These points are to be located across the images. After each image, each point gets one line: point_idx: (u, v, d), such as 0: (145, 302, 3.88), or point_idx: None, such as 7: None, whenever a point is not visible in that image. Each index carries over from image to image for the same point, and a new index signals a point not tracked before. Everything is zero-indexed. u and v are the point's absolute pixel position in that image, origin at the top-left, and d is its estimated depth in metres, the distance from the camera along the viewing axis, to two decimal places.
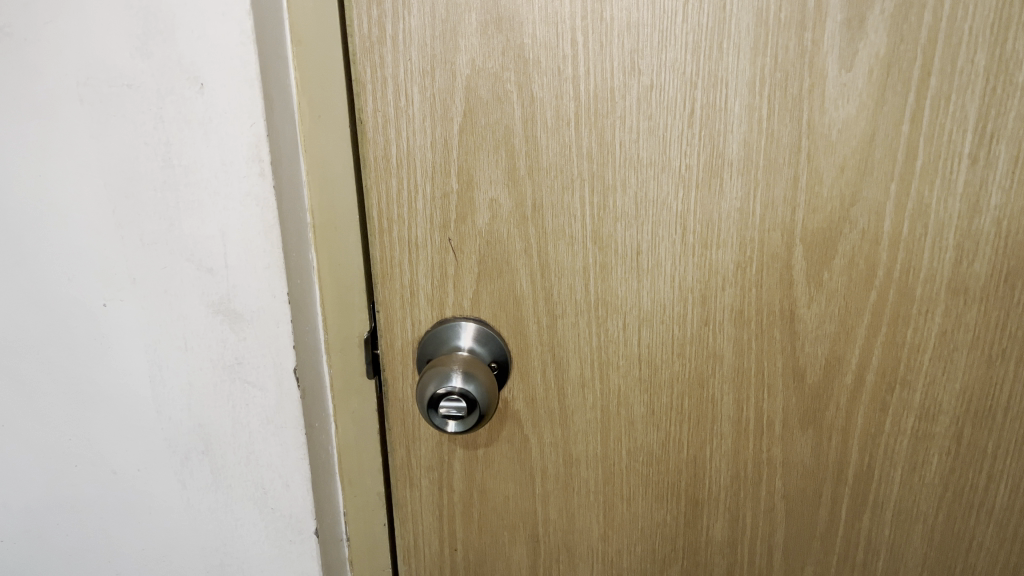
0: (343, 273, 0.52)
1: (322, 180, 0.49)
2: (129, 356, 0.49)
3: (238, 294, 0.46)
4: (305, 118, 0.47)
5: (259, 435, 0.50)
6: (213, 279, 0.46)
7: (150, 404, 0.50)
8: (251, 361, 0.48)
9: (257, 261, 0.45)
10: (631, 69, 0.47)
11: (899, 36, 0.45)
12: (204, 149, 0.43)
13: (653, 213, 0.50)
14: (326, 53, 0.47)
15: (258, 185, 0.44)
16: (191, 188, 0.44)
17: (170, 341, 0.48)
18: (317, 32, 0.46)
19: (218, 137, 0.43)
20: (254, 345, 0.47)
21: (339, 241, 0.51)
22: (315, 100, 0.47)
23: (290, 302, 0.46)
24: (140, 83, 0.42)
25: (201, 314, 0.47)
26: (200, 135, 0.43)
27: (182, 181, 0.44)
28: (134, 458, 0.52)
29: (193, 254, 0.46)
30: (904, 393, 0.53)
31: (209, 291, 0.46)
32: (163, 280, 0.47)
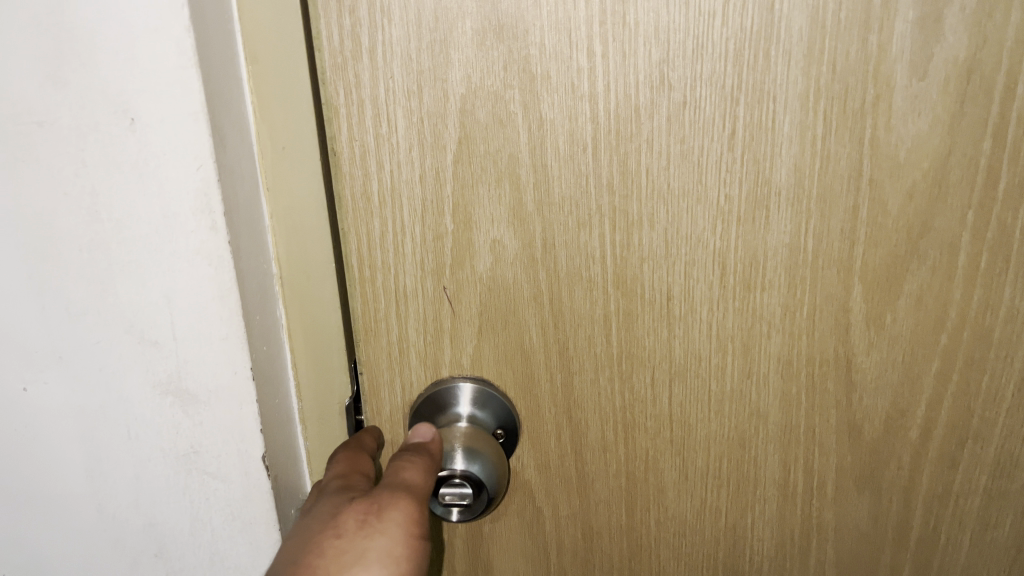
0: (318, 332, 0.43)
1: (289, 225, 0.41)
2: (61, 447, 0.40)
3: (190, 371, 0.38)
4: (266, 153, 0.39)
5: (223, 532, 0.41)
6: (158, 354, 0.37)
7: (89, 502, 0.42)
8: (210, 449, 0.39)
9: (211, 332, 0.37)
10: (660, 84, 0.39)
11: (982, 36, 0.38)
12: (139, 199, 0.34)
13: (686, 252, 0.42)
14: (289, 74, 0.38)
15: (208, 241, 0.35)
16: (125, 247, 0.35)
17: (110, 428, 0.39)
18: (276, 49, 0.38)
19: (157, 184, 0.34)
20: (212, 430, 0.39)
21: (313, 294, 0.43)
22: (277, 130, 0.39)
23: (256, 378, 0.38)
24: (55, 120, 0.34)
25: (147, 396, 0.39)
26: (133, 182, 0.34)
27: (113, 238, 0.35)
28: (72, 562, 0.43)
29: (132, 325, 0.37)
30: (977, 447, 0.46)
31: (154, 368, 0.38)
32: (98, 356, 0.38)
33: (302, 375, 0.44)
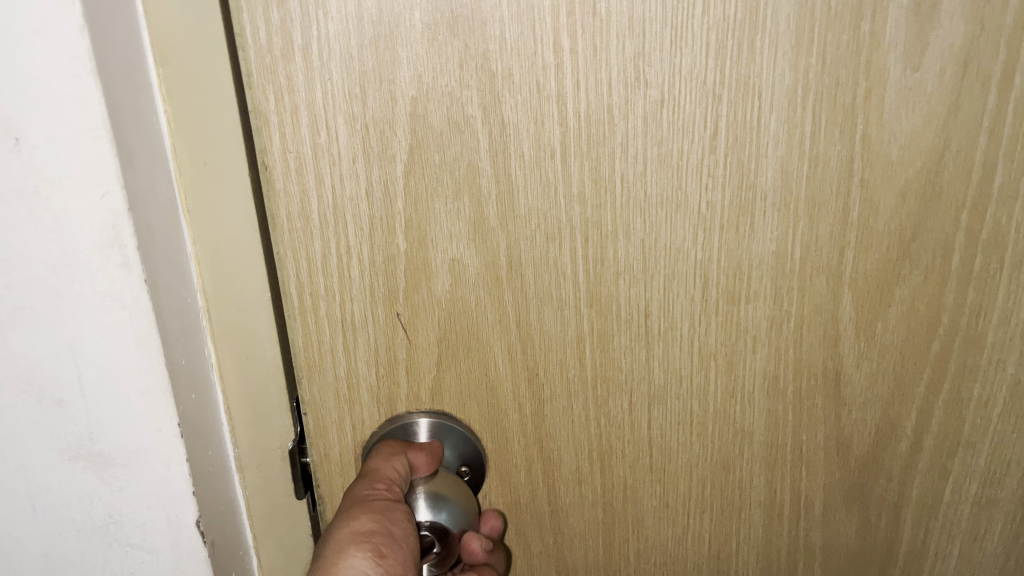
0: (252, 370, 0.37)
1: (215, 252, 0.35)
2: None
3: (105, 432, 0.31)
4: (185, 169, 0.33)
5: None
6: (63, 414, 0.31)
7: None
8: (132, 518, 0.33)
9: (128, 386, 0.31)
10: (635, 81, 0.35)
11: (980, 23, 0.35)
12: (28, 232, 0.28)
13: (665, 266, 0.38)
14: (208, 75, 0.32)
15: (119, 280, 0.29)
16: (17, 290, 0.29)
17: (9, 501, 0.33)
18: (192, 46, 0.32)
19: (52, 216, 0.28)
20: (135, 497, 0.33)
21: (245, 328, 0.37)
22: (195, 141, 0.33)
23: (183, 433, 0.32)
24: None
25: (53, 463, 0.32)
26: (22, 214, 0.28)
27: (1, 281, 0.29)
28: None
29: (29, 383, 0.30)
30: (967, 457, 0.44)
31: (59, 431, 0.31)
32: None
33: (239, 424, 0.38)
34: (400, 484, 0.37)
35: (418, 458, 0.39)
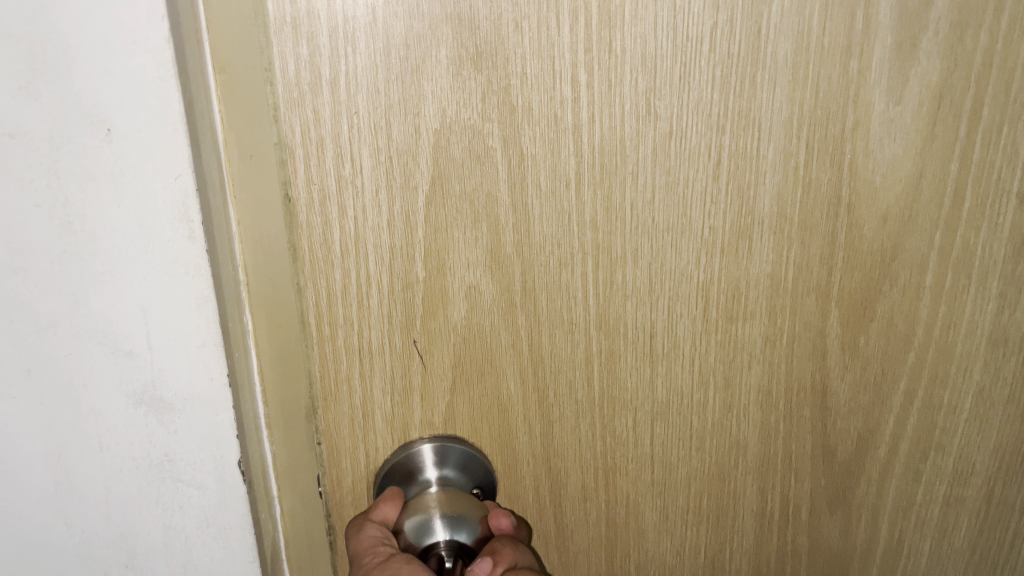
0: (291, 357, 0.38)
1: (260, 241, 0.36)
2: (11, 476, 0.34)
3: (166, 381, 0.33)
4: (233, 162, 0.34)
5: (196, 542, 0.36)
6: (132, 363, 0.32)
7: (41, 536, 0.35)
8: (186, 458, 0.34)
9: (189, 338, 0.32)
10: (646, 114, 0.37)
11: (954, 60, 0.38)
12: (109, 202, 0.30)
13: (670, 288, 0.40)
14: (253, 76, 0.33)
15: (186, 250, 0.31)
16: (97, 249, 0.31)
17: (78, 445, 0.33)
18: (240, 48, 0.33)
19: (132, 191, 0.30)
20: (190, 439, 0.34)
21: (282, 315, 0.37)
22: (242, 139, 0.34)
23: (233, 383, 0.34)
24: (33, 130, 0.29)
25: (120, 409, 0.33)
26: (108, 187, 0.30)
27: (85, 246, 0.31)
28: None
29: (105, 334, 0.32)
30: (938, 459, 0.47)
31: (127, 379, 0.33)
32: (64, 371, 0.32)
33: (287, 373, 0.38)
34: (398, 523, 0.38)
35: (385, 510, 0.39)
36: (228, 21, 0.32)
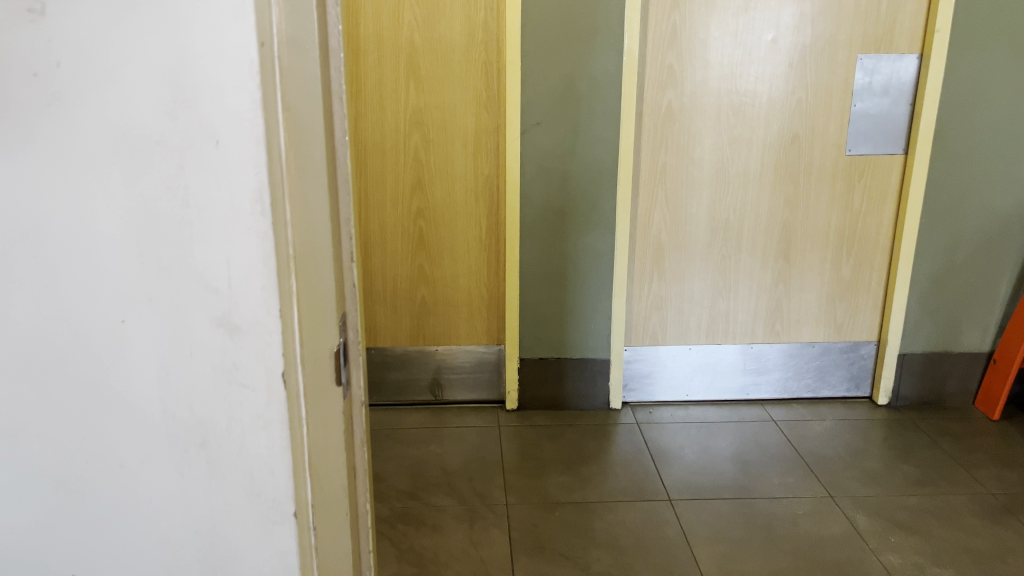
0: (318, 310, 0.47)
1: (309, 216, 0.45)
2: (185, 301, 0.43)
3: (256, 270, 0.42)
4: (302, 157, 0.44)
5: (255, 422, 0.45)
6: (256, 239, 0.41)
7: (180, 352, 0.44)
8: (264, 338, 0.43)
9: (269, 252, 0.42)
10: None
11: None
12: (246, 120, 0.39)
13: None
14: (307, 102, 0.44)
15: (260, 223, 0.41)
16: (232, 167, 0.40)
17: (205, 299, 0.43)
18: (302, 88, 0.44)
19: (250, 128, 0.39)
20: (269, 323, 0.43)
21: (317, 274, 0.46)
22: (302, 147, 0.44)
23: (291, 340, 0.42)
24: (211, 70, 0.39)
25: (238, 279, 0.42)
26: (241, 124, 0.39)
27: (212, 153, 0.40)
28: (140, 448, 0.46)
29: (234, 217, 0.41)
30: None
31: (248, 255, 0.42)
32: (194, 243, 0.41)
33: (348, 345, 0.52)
34: None
35: None
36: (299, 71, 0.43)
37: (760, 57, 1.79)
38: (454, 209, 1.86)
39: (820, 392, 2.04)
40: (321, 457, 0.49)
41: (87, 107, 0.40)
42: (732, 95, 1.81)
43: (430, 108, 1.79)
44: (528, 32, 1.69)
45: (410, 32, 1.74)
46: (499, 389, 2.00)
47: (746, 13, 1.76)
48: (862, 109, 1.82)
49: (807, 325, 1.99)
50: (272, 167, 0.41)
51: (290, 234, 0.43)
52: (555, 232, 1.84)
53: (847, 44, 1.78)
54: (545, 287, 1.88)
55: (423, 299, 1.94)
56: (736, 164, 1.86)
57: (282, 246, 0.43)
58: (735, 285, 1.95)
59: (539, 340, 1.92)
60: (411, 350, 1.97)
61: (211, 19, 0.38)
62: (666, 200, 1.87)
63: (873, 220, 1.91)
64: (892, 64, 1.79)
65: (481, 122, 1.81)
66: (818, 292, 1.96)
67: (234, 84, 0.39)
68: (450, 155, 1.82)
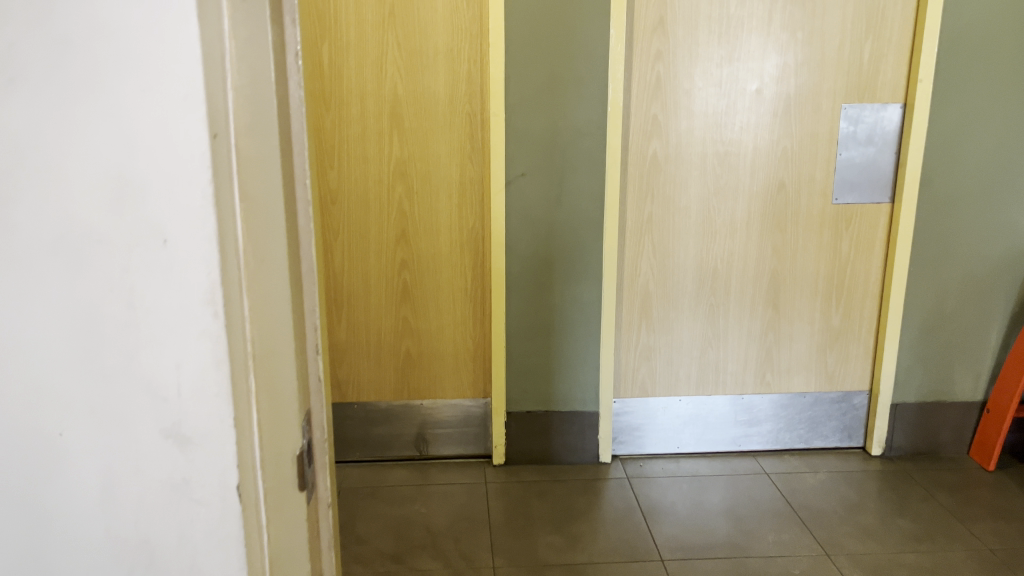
0: (280, 409, 0.44)
1: (267, 311, 0.42)
2: (132, 411, 0.40)
3: (205, 376, 0.40)
4: (256, 250, 0.41)
5: (206, 537, 0.42)
6: (209, 344, 0.39)
7: (126, 465, 0.41)
8: (216, 446, 0.41)
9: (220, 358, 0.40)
10: None
11: None
12: (197, 222, 0.38)
13: None
14: (265, 191, 0.41)
15: (213, 324, 0.39)
16: (183, 270, 0.38)
17: (152, 408, 0.40)
18: (260, 177, 0.41)
19: (202, 229, 0.38)
20: (222, 432, 0.41)
21: (277, 370, 0.43)
22: (258, 240, 0.41)
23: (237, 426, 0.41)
24: (160, 169, 0.37)
25: (190, 387, 0.40)
26: (193, 223, 0.38)
27: (161, 256, 0.38)
28: (86, 564, 0.43)
29: (184, 321, 0.39)
30: None
31: (198, 362, 0.40)
32: (142, 350, 0.39)
33: (312, 444, 0.49)
34: None
35: None
36: (258, 159, 0.40)
37: (745, 106, 1.78)
38: (438, 261, 1.84)
39: (813, 443, 2.00)
40: (283, 565, 0.46)
41: (26, 212, 0.38)
42: (717, 144, 1.80)
43: (413, 159, 1.77)
44: (511, 83, 1.68)
45: (393, 84, 1.72)
46: (486, 443, 1.95)
47: (730, 63, 1.76)
48: (848, 157, 1.81)
49: (798, 375, 1.96)
50: (226, 264, 0.39)
51: (248, 331, 0.41)
52: (540, 283, 1.81)
53: (831, 94, 1.78)
54: (532, 339, 1.84)
55: (407, 352, 1.90)
56: (722, 213, 1.84)
57: (237, 345, 0.41)
58: (724, 334, 1.93)
59: (526, 393, 1.88)
60: (395, 404, 1.93)
61: (161, 114, 0.36)
62: (653, 250, 1.85)
63: (861, 268, 1.89)
64: (876, 113, 1.79)
65: (465, 173, 1.79)
66: (808, 341, 1.94)
67: (184, 181, 0.37)
68: (434, 206, 1.80)
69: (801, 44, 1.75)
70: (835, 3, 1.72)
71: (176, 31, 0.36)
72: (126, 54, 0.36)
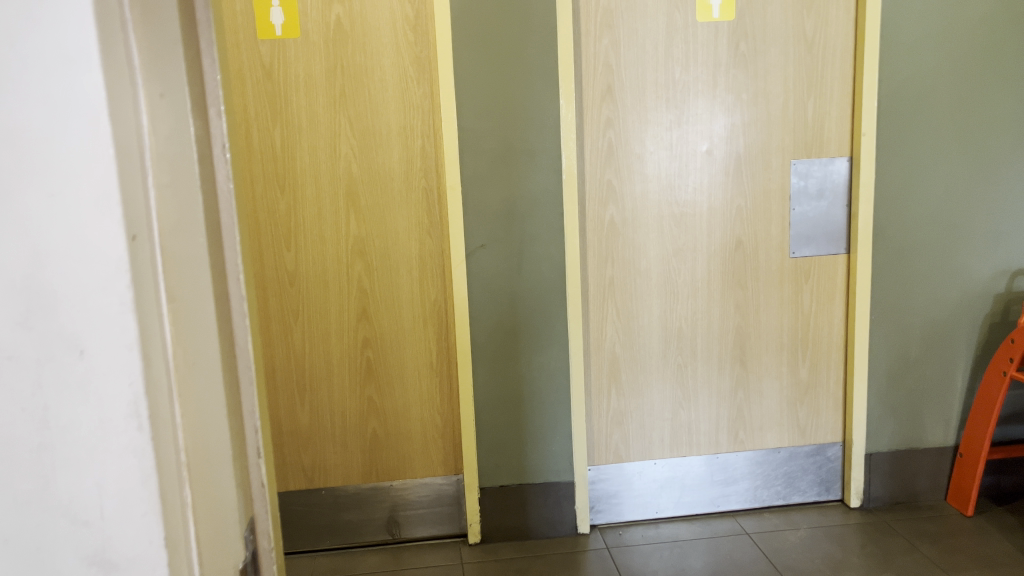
0: (219, 516, 0.44)
1: (201, 418, 0.42)
2: (50, 536, 0.38)
3: (132, 492, 0.38)
4: (186, 361, 0.41)
5: None
6: (135, 457, 0.37)
7: None
8: (146, 566, 0.39)
9: (147, 472, 0.38)
10: None
11: None
12: (116, 329, 0.36)
13: None
14: (194, 300, 0.42)
15: (138, 437, 0.37)
16: (102, 382, 0.37)
17: (73, 531, 0.38)
18: (189, 286, 0.41)
19: (120, 337, 0.36)
20: (153, 551, 0.39)
21: (214, 476, 0.44)
22: (189, 349, 0.41)
23: (167, 542, 0.39)
24: (73, 274, 0.35)
25: (114, 505, 0.38)
26: (112, 331, 0.36)
27: (79, 367, 0.36)
28: None
29: (103, 433, 0.37)
30: None
31: (122, 477, 0.37)
32: (59, 468, 0.37)
33: (256, 554, 0.49)
34: None
35: None
36: (185, 269, 0.41)
37: (696, 167, 1.81)
38: (401, 337, 1.81)
39: (792, 499, 1.98)
40: None
41: None
42: (673, 206, 1.82)
43: (371, 237, 1.76)
44: (465, 155, 1.69)
45: (347, 163, 1.72)
46: (461, 522, 1.90)
47: (679, 126, 1.79)
48: (801, 212, 1.84)
49: (771, 431, 1.95)
50: (150, 373, 0.38)
51: (179, 440, 0.40)
52: (506, 354, 1.79)
53: (779, 151, 1.82)
54: (501, 412, 1.81)
55: (374, 433, 1.85)
56: (683, 274, 1.85)
57: (166, 456, 0.39)
58: (694, 395, 1.91)
59: (499, 467, 1.83)
60: (364, 488, 1.87)
61: (73, 219, 0.35)
62: (617, 313, 1.84)
63: (824, 320, 1.90)
64: (824, 167, 1.83)
65: (424, 248, 1.78)
66: (778, 397, 1.93)
67: (101, 288, 0.36)
68: (395, 282, 1.78)
69: (747, 104, 1.79)
70: (776, 64, 1.77)
71: (86, 136, 0.35)
72: (34, 160, 0.34)
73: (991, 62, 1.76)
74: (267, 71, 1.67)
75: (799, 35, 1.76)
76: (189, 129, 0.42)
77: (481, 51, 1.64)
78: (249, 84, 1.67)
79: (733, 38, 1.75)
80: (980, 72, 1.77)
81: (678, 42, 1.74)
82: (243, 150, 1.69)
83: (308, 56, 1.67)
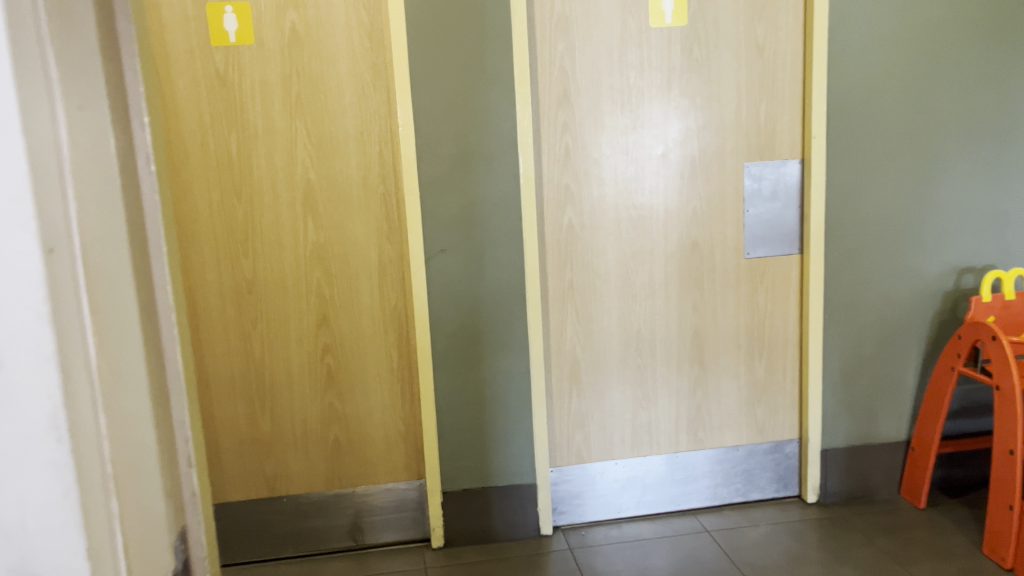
0: (148, 526, 0.45)
1: (127, 429, 0.43)
2: None
3: (52, 503, 0.38)
4: (111, 372, 0.41)
5: None
6: (56, 469, 0.38)
7: None
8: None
9: (69, 484, 0.38)
10: None
11: None
12: (32, 343, 0.36)
13: None
14: (117, 313, 0.42)
15: (58, 450, 0.38)
16: (19, 396, 0.37)
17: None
18: (112, 299, 0.42)
19: (36, 351, 0.37)
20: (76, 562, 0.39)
21: (142, 487, 0.44)
22: (114, 361, 0.41)
23: (91, 553, 0.39)
24: None
25: (36, 516, 0.38)
26: (30, 344, 0.36)
27: None
28: None
29: (22, 446, 0.37)
30: None
31: (43, 490, 0.38)
32: None
33: (189, 563, 0.49)
34: None
35: None
36: (108, 281, 0.41)
37: (652, 170, 1.83)
38: (361, 343, 1.81)
39: (750, 496, 2.01)
40: None
41: None
42: (630, 209, 1.84)
43: (330, 243, 1.75)
44: (422, 160, 1.69)
45: (304, 170, 1.72)
46: (424, 527, 1.90)
47: (635, 130, 1.81)
48: (755, 214, 1.87)
49: (729, 430, 1.98)
50: (70, 387, 0.38)
51: (104, 452, 0.41)
52: (466, 358, 1.79)
53: (733, 154, 1.85)
54: (461, 416, 1.82)
55: (336, 440, 1.85)
56: (641, 276, 1.87)
57: (89, 468, 0.39)
58: (654, 395, 1.94)
59: (461, 471, 1.84)
60: (326, 495, 1.86)
61: None
62: (576, 315, 1.86)
63: (779, 319, 1.93)
64: (777, 170, 1.86)
65: (383, 254, 1.78)
66: (735, 396, 1.96)
67: (16, 304, 0.36)
68: (354, 289, 1.78)
69: (701, 108, 1.81)
70: (728, 69, 1.80)
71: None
72: None
73: (936, 65, 1.81)
74: (222, 78, 1.66)
75: (750, 40, 1.79)
76: (111, 143, 0.42)
77: (436, 57, 1.65)
78: (203, 91, 1.66)
79: (686, 44, 1.78)
80: (926, 75, 1.81)
81: (632, 47, 1.77)
82: (198, 157, 1.68)
83: (264, 63, 1.67)
